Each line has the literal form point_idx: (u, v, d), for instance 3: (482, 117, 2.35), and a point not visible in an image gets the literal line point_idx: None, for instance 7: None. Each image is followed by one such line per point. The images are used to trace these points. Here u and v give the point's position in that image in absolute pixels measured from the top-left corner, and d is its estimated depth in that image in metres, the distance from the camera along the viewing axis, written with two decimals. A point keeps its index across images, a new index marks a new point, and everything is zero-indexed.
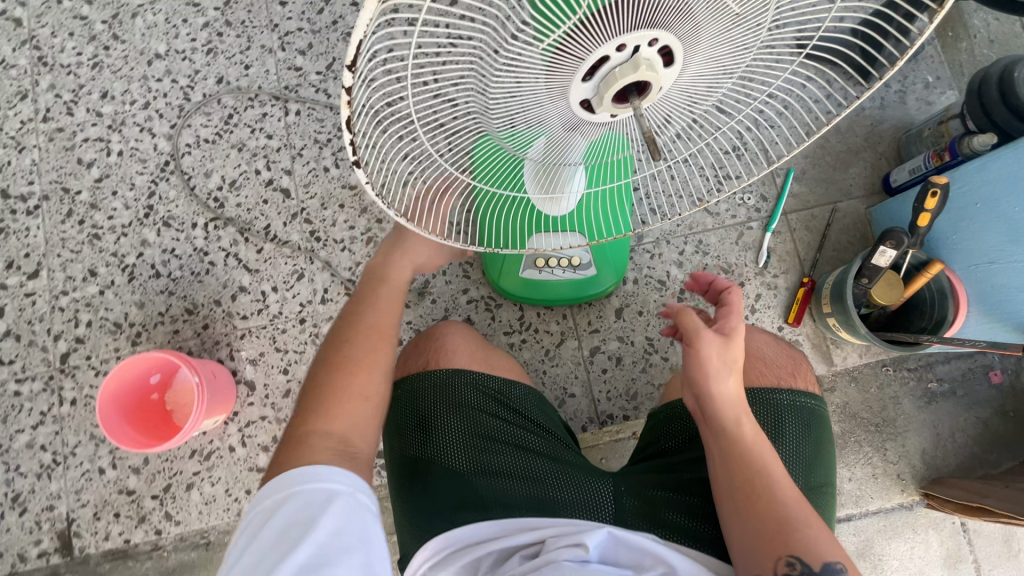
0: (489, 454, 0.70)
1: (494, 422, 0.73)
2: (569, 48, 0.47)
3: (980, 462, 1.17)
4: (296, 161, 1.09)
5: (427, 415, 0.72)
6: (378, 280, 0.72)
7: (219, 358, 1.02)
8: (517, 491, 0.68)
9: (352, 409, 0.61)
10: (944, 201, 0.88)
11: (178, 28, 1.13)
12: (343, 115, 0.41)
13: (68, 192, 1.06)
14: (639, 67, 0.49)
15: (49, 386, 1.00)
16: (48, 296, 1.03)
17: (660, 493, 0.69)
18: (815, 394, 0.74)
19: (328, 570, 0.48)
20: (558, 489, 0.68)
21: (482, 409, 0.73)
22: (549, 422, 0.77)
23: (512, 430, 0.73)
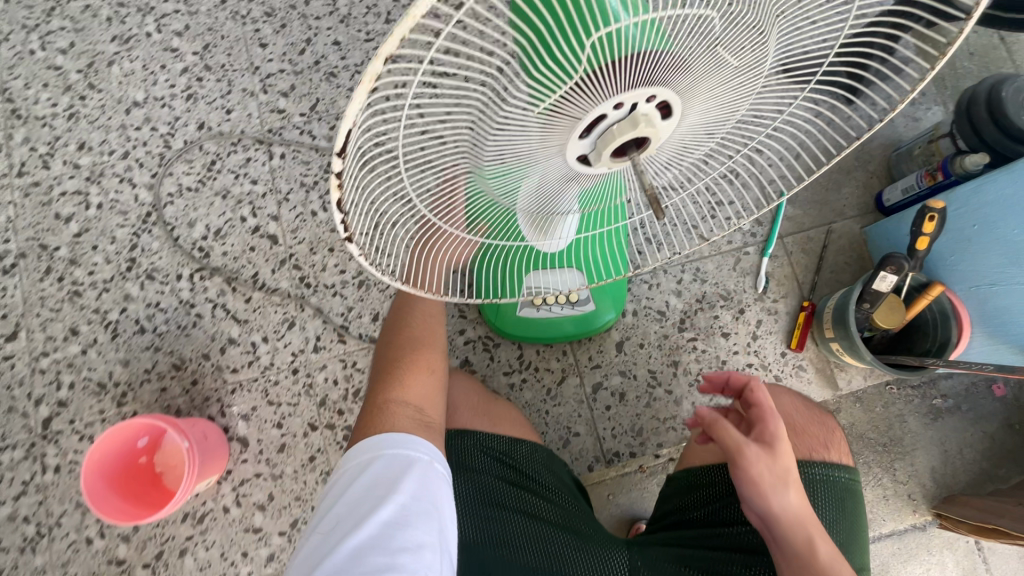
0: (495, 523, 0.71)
1: (501, 488, 0.75)
2: (567, 106, 0.45)
3: (990, 478, 1.16)
4: (282, 206, 1.07)
5: None
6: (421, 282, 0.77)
7: (210, 415, 0.98)
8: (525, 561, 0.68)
9: (421, 379, 0.68)
10: (942, 224, 0.88)
11: (156, 75, 1.11)
12: (333, 198, 0.39)
13: (46, 249, 1.03)
14: (638, 124, 0.47)
15: (30, 453, 0.95)
16: (28, 359, 0.99)
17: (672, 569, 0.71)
18: (849, 467, 0.73)
19: (406, 530, 0.52)
20: (568, 562, 0.69)
21: (489, 474, 0.76)
22: (556, 484, 0.80)
23: (521, 497, 0.75)
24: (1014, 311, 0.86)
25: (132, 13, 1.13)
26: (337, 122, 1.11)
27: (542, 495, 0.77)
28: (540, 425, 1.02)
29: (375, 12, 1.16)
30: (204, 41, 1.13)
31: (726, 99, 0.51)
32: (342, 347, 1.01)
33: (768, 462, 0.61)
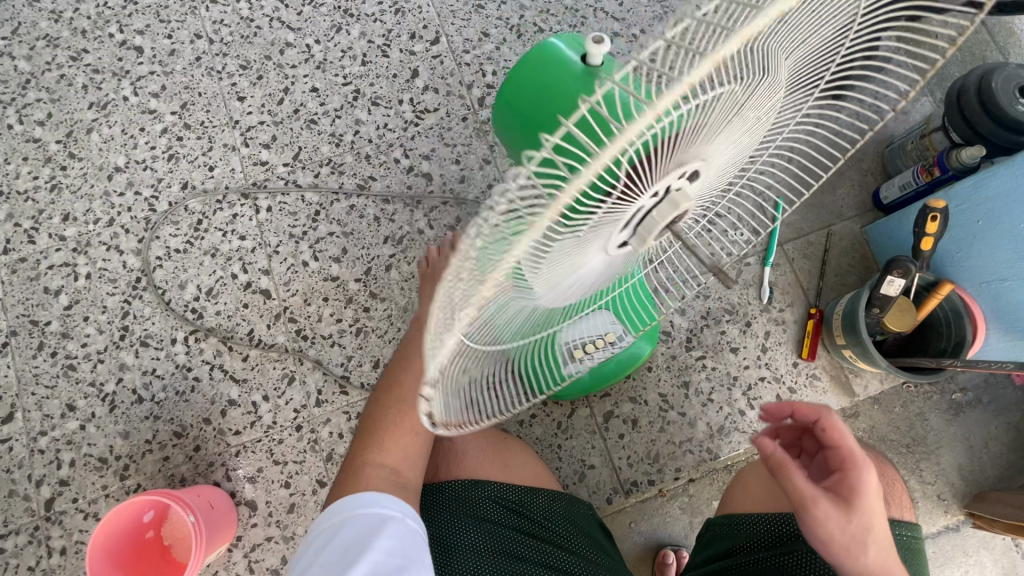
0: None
1: (518, 540, 0.74)
2: (613, 208, 0.42)
3: (1020, 470, 1.13)
4: (273, 259, 1.05)
5: (449, 534, 0.73)
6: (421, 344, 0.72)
7: (215, 480, 0.96)
8: None
9: (400, 443, 0.65)
10: (945, 223, 0.86)
11: (136, 138, 1.10)
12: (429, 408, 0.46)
13: (37, 325, 1.01)
14: (679, 204, 0.45)
15: (35, 537, 0.93)
16: (26, 439, 0.96)
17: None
18: (908, 522, 0.71)
19: None
20: None
21: (506, 525, 0.75)
22: (582, 533, 0.78)
23: (542, 549, 0.74)
24: None
25: (107, 77, 1.12)
26: (322, 169, 1.10)
27: (563, 546, 0.75)
28: (554, 460, 0.99)
29: (351, 56, 1.15)
30: (182, 100, 1.12)
31: (737, 150, 0.50)
32: (345, 398, 0.99)
33: (845, 521, 0.56)
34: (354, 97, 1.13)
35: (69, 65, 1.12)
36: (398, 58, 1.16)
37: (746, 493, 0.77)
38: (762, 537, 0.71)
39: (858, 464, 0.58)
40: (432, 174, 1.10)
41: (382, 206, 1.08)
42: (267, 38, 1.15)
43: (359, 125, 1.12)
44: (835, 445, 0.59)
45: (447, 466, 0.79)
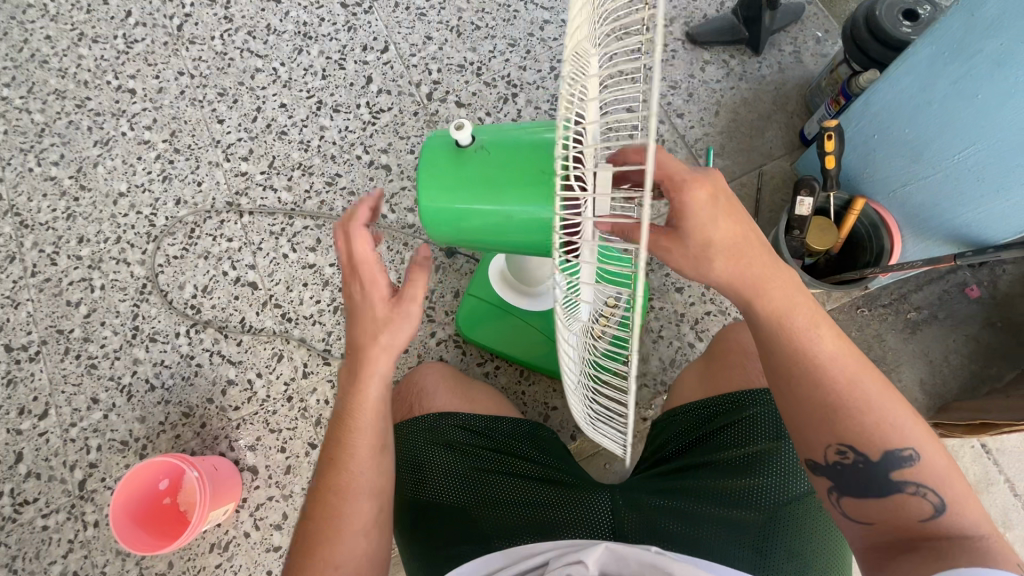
0: (482, 485, 0.78)
1: (480, 456, 0.82)
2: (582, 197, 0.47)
3: (982, 379, 1.16)
4: (257, 255, 1.18)
5: (421, 460, 0.82)
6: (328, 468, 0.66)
7: (221, 452, 1.08)
8: (516, 517, 0.75)
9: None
10: (842, 142, 0.93)
11: (135, 166, 1.26)
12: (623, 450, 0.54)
13: (63, 333, 1.16)
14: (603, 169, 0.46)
15: (72, 514, 1.06)
16: (60, 431, 1.10)
17: (655, 501, 0.74)
18: None
19: None
20: (549, 509, 0.75)
21: (467, 444, 0.83)
22: (539, 442, 0.85)
23: (500, 460, 0.82)
24: (930, 208, 0.89)
25: (107, 118, 1.29)
26: (294, 173, 1.24)
27: (524, 456, 0.83)
28: (519, 405, 1.08)
29: (312, 72, 1.30)
30: (171, 129, 1.28)
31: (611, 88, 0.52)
32: (327, 368, 1.11)
33: (678, 244, 0.55)
34: (318, 107, 1.27)
35: (75, 112, 1.29)
36: (354, 69, 1.30)
37: (683, 391, 0.88)
38: (692, 426, 0.81)
39: (686, 180, 0.52)
40: (390, 165, 1.23)
41: (349, 198, 1.21)
42: (239, 67, 1.31)
43: (324, 131, 1.26)
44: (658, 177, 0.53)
45: (418, 402, 0.91)
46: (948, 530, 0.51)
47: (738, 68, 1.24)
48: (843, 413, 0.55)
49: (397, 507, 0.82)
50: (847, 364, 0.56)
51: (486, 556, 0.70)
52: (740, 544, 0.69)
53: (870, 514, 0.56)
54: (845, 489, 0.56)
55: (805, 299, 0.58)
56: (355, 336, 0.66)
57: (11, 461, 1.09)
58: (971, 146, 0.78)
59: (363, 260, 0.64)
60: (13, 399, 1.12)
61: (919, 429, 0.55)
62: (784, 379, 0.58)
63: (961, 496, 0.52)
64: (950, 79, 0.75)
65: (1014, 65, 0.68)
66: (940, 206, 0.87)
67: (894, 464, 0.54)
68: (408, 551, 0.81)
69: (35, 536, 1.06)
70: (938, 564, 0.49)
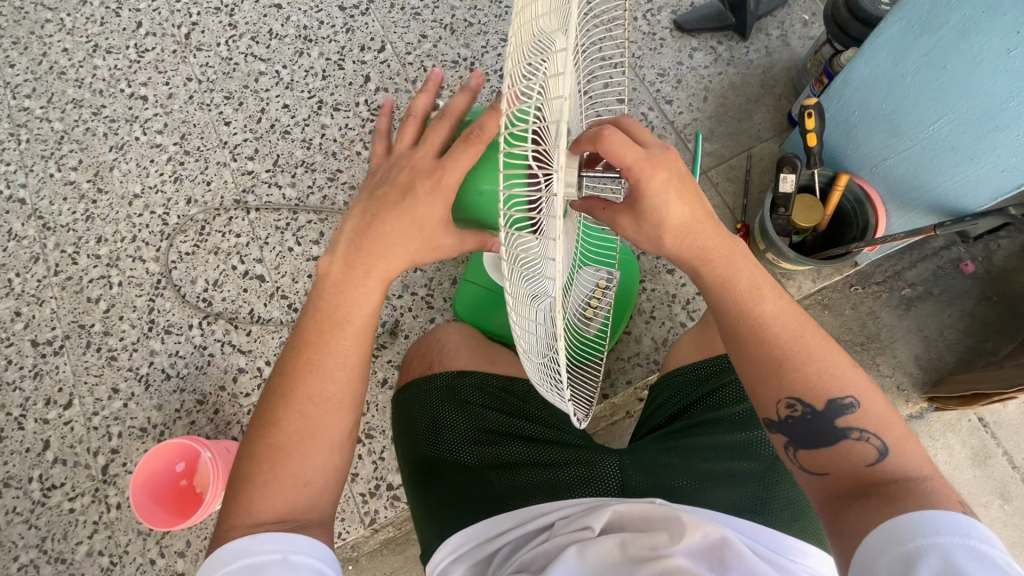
0: (494, 448, 0.82)
1: (495, 416, 0.85)
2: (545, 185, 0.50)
3: (978, 353, 1.16)
4: (264, 249, 1.24)
5: (437, 416, 0.85)
6: (311, 369, 0.66)
7: (234, 436, 1.15)
8: (528, 478, 0.79)
9: (289, 493, 0.63)
10: (823, 119, 0.94)
11: (148, 168, 1.32)
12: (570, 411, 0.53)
13: (84, 328, 1.22)
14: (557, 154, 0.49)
15: (96, 497, 1.12)
16: (83, 419, 1.17)
17: (664, 459, 0.78)
18: None
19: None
20: (561, 470, 0.79)
21: (482, 402, 0.86)
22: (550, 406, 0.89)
23: (512, 421, 0.85)
24: (911, 178, 0.91)
25: (121, 124, 1.35)
26: (298, 170, 1.29)
27: (533, 418, 0.86)
28: None
29: (313, 73, 1.35)
30: (181, 132, 1.34)
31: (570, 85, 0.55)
32: None
33: (635, 223, 0.62)
34: (319, 107, 1.33)
35: (92, 120, 1.36)
36: (353, 69, 1.35)
37: (682, 354, 0.92)
38: (691, 387, 0.85)
39: (643, 167, 0.57)
40: None
41: (350, 192, 1.26)
42: (244, 71, 1.37)
43: (325, 129, 1.31)
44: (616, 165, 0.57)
45: (438, 359, 0.94)
46: (891, 469, 0.58)
47: (726, 54, 1.26)
48: (790, 368, 0.62)
49: (410, 462, 0.86)
50: (789, 323, 0.63)
51: (497, 517, 0.75)
52: (742, 493, 0.75)
53: (824, 464, 0.62)
54: (799, 442, 0.63)
55: (746, 265, 0.65)
56: (376, 211, 0.65)
57: (39, 448, 1.16)
58: (945, 115, 0.80)
59: (462, 158, 0.58)
60: (40, 390, 1.19)
61: (857, 378, 0.62)
62: (738, 345, 0.65)
63: (898, 438, 0.60)
64: (922, 51, 0.77)
65: (979, 33, 0.70)
66: (920, 176, 0.89)
67: (838, 412, 0.61)
68: (417, 507, 0.85)
69: (62, 518, 1.12)
70: (891, 506, 0.55)
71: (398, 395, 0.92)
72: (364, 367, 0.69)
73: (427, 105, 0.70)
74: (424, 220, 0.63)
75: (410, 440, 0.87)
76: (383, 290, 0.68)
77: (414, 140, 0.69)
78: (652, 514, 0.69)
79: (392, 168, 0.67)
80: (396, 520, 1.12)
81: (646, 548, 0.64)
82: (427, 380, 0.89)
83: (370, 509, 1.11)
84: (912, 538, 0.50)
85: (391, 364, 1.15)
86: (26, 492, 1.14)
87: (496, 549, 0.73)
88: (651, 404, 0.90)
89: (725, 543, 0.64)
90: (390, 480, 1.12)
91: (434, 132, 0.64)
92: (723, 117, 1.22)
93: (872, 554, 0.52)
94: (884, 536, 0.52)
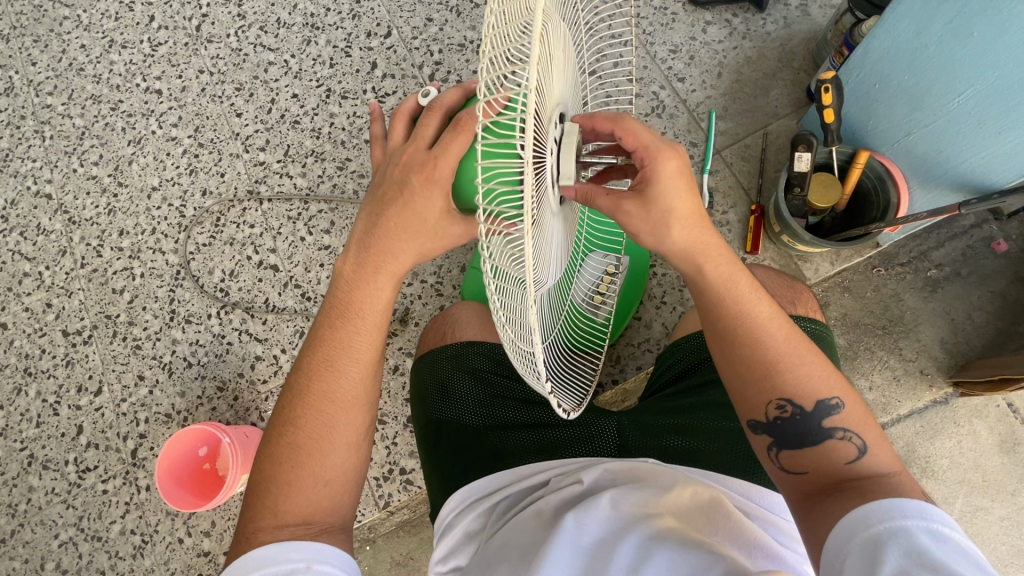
0: (498, 411, 0.85)
1: (504, 383, 0.87)
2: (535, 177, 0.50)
3: (1009, 336, 1.11)
4: (277, 240, 1.26)
5: (447, 383, 0.88)
6: (327, 366, 0.67)
7: (253, 421, 1.19)
8: (529, 441, 0.81)
9: (311, 493, 0.63)
10: (842, 94, 0.90)
11: (165, 161, 1.35)
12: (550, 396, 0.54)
13: (111, 318, 1.27)
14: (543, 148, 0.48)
15: (127, 478, 1.18)
16: (113, 406, 1.22)
17: (660, 421, 0.79)
18: (817, 320, 0.84)
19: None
20: (562, 432, 0.81)
21: (491, 371, 0.88)
22: None
23: (520, 388, 0.87)
24: (933, 154, 0.87)
25: (138, 119, 1.38)
26: (308, 160, 1.30)
27: None
28: None
29: (321, 61, 1.35)
30: (195, 125, 1.36)
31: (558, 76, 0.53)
32: None
33: (642, 211, 0.60)
34: (327, 95, 1.33)
35: (111, 114, 1.39)
36: (359, 55, 1.34)
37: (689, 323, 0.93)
38: (697, 351, 0.85)
39: (659, 149, 0.60)
40: None
41: (360, 180, 1.27)
42: (254, 62, 1.37)
43: (333, 118, 1.31)
44: (631, 146, 0.61)
45: (451, 330, 0.96)
46: (866, 468, 0.58)
47: (742, 27, 1.21)
48: (780, 369, 0.61)
49: (421, 424, 0.89)
50: (783, 326, 0.62)
51: (497, 474, 0.78)
52: (735, 457, 0.75)
53: (802, 463, 0.61)
54: (784, 443, 0.61)
55: (740, 275, 0.64)
56: (380, 208, 0.64)
57: (73, 433, 1.22)
58: (973, 86, 0.75)
59: (452, 146, 0.56)
60: (72, 378, 1.25)
61: (839, 382, 0.62)
62: (725, 349, 0.64)
63: (875, 437, 0.59)
64: (947, 17, 0.72)
65: None
66: (944, 152, 0.85)
67: (824, 413, 0.60)
68: (426, 465, 0.87)
69: (97, 498, 1.18)
70: (863, 498, 0.54)
71: (416, 363, 0.95)
72: (378, 365, 0.70)
73: (417, 105, 0.69)
74: (426, 214, 0.62)
75: (422, 402, 0.89)
76: (394, 286, 0.68)
77: (406, 139, 0.68)
78: (643, 470, 0.72)
79: (387, 165, 0.66)
80: (409, 502, 1.14)
81: (638, 504, 0.67)
82: (440, 349, 0.92)
83: (384, 492, 1.14)
84: (881, 521, 0.51)
85: (402, 351, 1.17)
86: (63, 474, 1.20)
87: (498, 500, 0.76)
88: (657, 369, 0.91)
89: (714, 504, 0.66)
90: (403, 464, 1.14)
91: (425, 124, 0.62)
92: (739, 93, 1.18)
93: (840, 542, 0.52)
94: (851, 521, 0.52)
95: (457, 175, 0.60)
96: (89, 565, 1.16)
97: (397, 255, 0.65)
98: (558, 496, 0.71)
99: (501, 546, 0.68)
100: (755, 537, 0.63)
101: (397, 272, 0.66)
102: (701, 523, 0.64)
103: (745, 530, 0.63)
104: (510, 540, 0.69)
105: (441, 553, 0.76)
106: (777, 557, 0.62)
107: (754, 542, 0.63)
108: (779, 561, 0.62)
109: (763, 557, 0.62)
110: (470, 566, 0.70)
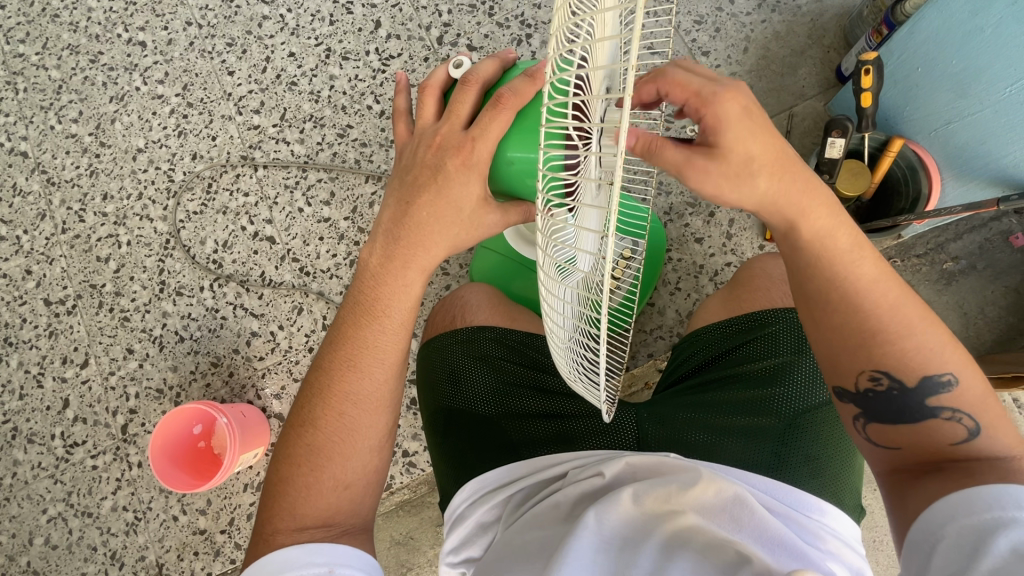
0: (510, 400, 0.82)
1: (516, 371, 0.84)
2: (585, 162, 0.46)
3: (1020, 332, 1.10)
4: (273, 210, 1.20)
5: (458, 369, 0.85)
6: (347, 365, 0.63)
7: (249, 399, 1.15)
8: (542, 431, 0.79)
9: (326, 496, 0.60)
10: (882, 76, 0.85)
11: (151, 121, 1.26)
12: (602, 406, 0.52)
13: (96, 288, 1.20)
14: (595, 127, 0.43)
15: (117, 454, 1.14)
16: (101, 379, 1.17)
17: (681, 415, 0.77)
18: None
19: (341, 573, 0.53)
20: (576, 423, 0.79)
21: (503, 357, 0.85)
22: None
23: (531, 376, 0.84)
24: (974, 144, 0.83)
25: (121, 73, 1.28)
26: (306, 125, 1.22)
27: (552, 371, 0.85)
28: None
29: (320, 18, 1.25)
30: (183, 82, 1.26)
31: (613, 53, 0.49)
32: None
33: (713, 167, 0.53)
34: (326, 56, 1.24)
35: (90, 67, 1.28)
36: (362, 13, 1.24)
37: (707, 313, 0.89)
38: (716, 344, 0.82)
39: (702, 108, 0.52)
40: None
41: (361, 150, 1.20)
42: (246, 15, 1.27)
43: (334, 81, 1.23)
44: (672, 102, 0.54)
45: (460, 314, 0.92)
46: (977, 449, 0.56)
47: None
48: (882, 340, 0.58)
49: (429, 411, 0.86)
50: (887, 291, 0.58)
51: (509, 467, 0.76)
52: (756, 456, 0.73)
53: (898, 440, 0.60)
54: (878, 417, 0.60)
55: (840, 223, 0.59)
56: (413, 194, 0.60)
57: (60, 407, 1.17)
58: None
59: (493, 125, 0.53)
60: (56, 349, 1.19)
61: (957, 355, 0.58)
62: (825, 319, 0.60)
63: (993, 420, 0.57)
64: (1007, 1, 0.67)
65: None
66: (986, 142, 0.81)
67: (932, 390, 0.57)
68: (435, 453, 0.85)
69: (86, 474, 1.14)
70: (969, 479, 0.54)
71: (423, 348, 0.92)
72: (403, 364, 0.66)
73: (448, 77, 0.63)
74: (463, 203, 0.58)
75: (430, 389, 0.86)
76: (423, 282, 0.64)
77: (438, 116, 0.62)
78: (666, 465, 0.68)
79: (418, 146, 0.61)
80: (409, 484, 1.13)
81: (660, 500, 0.63)
82: (448, 334, 0.89)
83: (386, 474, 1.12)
84: (988, 509, 0.50)
85: None
86: (50, 448, 1.16)
87: (510, 495, 0.74)
88: (672, 361, 0.88)
89: (739, 501, 0.63)
90: (406, 446, 1.12)
91: (460, 98, 0.57)
92: (765, 70, 1.12)
93: (935, 525, 0.53)
94: (950, 506, 0.52)
95: (494, 158, 0.56)
96: (80, 540, 1.13)
97: (428, 247, 0.61)
98: (577, 488, 0.69)
99: (513, 540, 0.66)
100: (778, 533, 0.61)
101: (427, 263, 0.62)
102: (724, 520, 0.61)
103: (769, 526, 0.61)
104: (524, 533, 0.67)
105: (452, 544, 0.74)
106: (800, 555, 0.60)
107: (778, 540, 0.61)
108: (804, 559, 0.60)
109: (787, 555, 0.59)
110: (484, 561, 0.67)
